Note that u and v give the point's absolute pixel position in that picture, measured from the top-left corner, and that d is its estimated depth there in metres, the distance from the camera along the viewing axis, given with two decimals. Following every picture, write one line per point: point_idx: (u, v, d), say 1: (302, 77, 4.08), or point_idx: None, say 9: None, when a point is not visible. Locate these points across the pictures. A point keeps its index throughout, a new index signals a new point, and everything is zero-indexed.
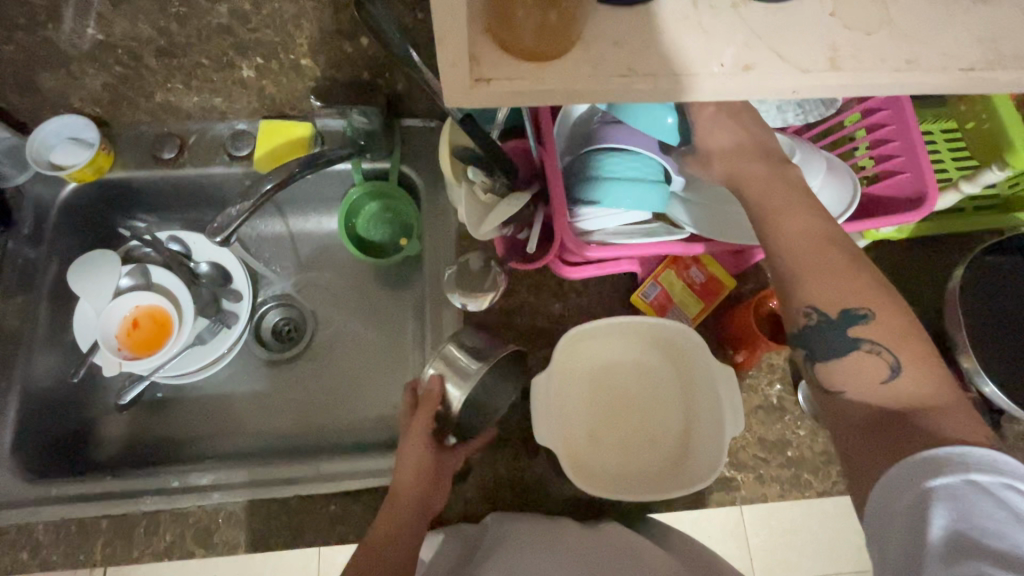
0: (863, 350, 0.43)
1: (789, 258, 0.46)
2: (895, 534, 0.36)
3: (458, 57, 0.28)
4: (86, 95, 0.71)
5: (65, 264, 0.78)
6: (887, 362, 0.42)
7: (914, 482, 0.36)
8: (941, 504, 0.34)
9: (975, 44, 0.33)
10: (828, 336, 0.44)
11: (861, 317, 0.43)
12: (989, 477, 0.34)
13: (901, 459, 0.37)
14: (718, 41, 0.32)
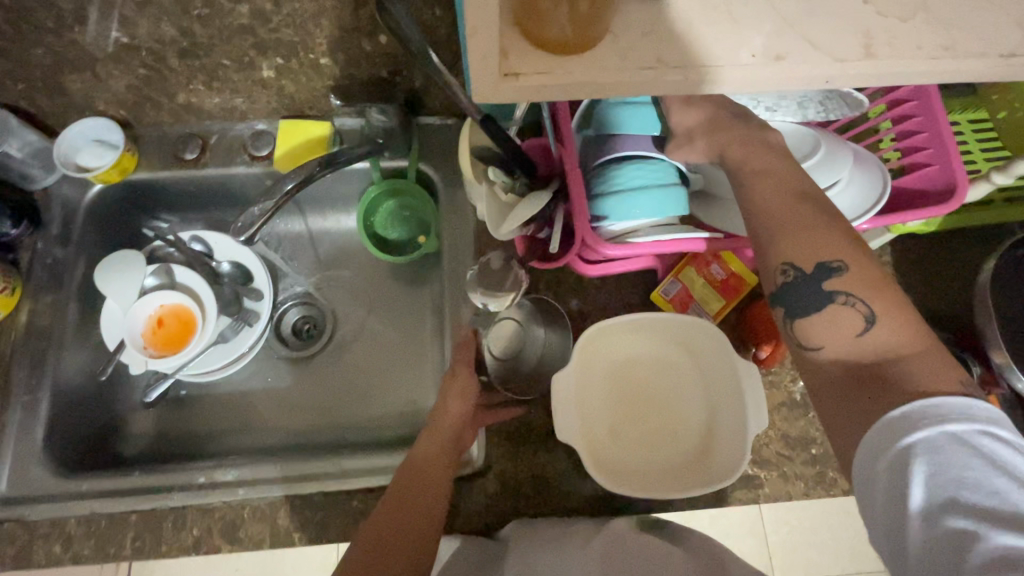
0: (839, 303, 0.46)
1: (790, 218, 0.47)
2: (880, 487, 0.39)
3: (489, 51, 0.27)
4: (111, 97, 0.73)
5: (91, 263, 0.78)
6: (862, 314, 0.45)
7: (895, 439, 0.39)
8: (920, 456, 0.37)
9: (1015, 29, 0.32)
10: (809, 294, 0.47)
11: (837, 271, 0.46)
12: (961, 427, 0.38)
13: (880, 419, 0.41)
14: (749, 30, 0.31)
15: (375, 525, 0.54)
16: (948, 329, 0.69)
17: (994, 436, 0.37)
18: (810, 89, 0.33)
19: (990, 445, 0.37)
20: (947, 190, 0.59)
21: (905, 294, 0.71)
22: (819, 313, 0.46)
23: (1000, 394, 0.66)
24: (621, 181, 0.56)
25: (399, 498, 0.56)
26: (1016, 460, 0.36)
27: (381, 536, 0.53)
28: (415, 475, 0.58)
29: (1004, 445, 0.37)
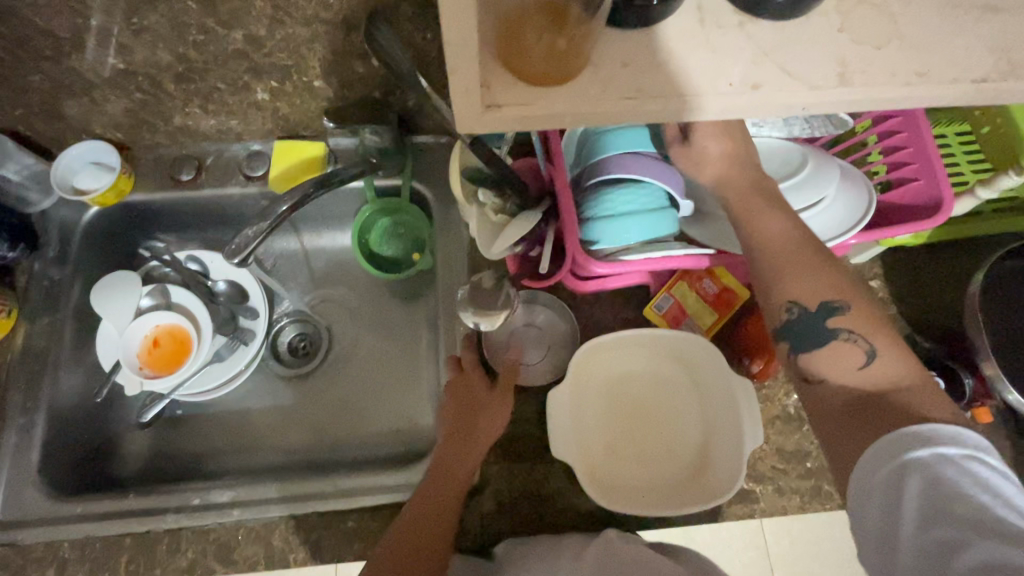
0: (840, 339, 0.47)
1: (789, 253, 0.51)
2: (871, 505, 0.40)
3: (470, 86, 0.28)
4: (108, 121, 0.74)
5: (88, 284, 0.79)
6: (861, 349, 0.46)
7: (886, 460, 0.39)
8: (911, 476, 0.38)
9: (987, 55, 0.33)
10: (810, 328, 0.48)
11: (839, 309, 0.48)
12: (951, 450, 0.38)
13: (877, 441, 0.41)
14: (726, 60, 0.32)
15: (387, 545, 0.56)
16: (941, 341, 0.70)
17: (984, 461, 0.37)
18: (788, 115, 0.33)
19: (980, 469, 0.37)
20: (933, 205, 0.60)
21: (897, 306, 0.71)
22: (820, 347, 0.48)
23: (993, 405, 0.65)
24: (618, 207, 0.57)
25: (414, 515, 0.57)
26: (1006, 484, 0.36)
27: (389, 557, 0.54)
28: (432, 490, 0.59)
29: (994, 469, 0.37)
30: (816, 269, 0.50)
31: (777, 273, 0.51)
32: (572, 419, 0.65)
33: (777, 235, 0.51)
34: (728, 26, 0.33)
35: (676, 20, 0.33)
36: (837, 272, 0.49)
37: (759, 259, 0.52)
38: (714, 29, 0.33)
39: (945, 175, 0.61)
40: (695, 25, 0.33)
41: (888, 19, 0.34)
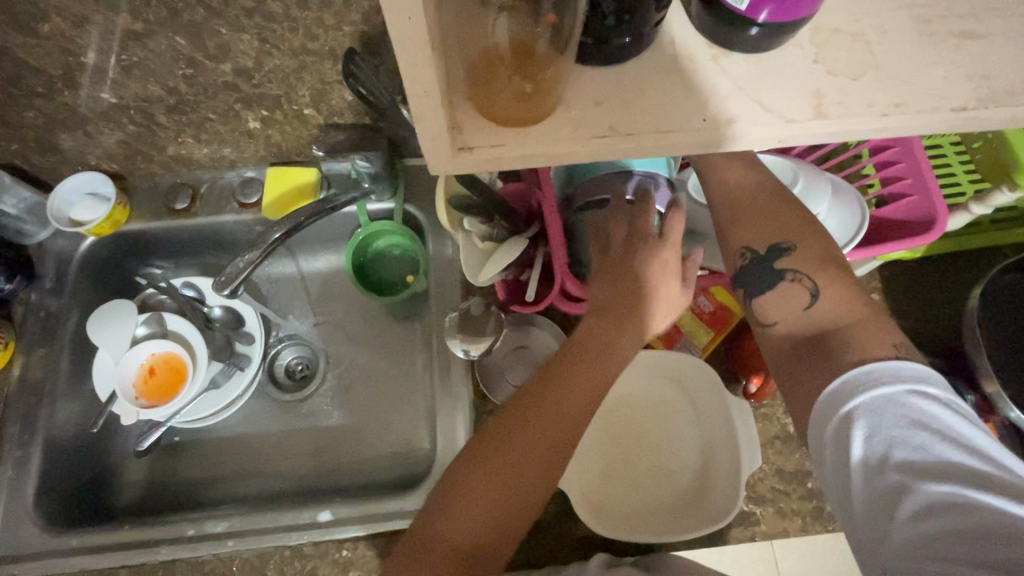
0: (788, 281, 0.48)
1: (773, 219, 0.50)
2: (827, 456, 0.40)
3: (437, 132, 0.28)
4: (102, 152, 0.74)
5: (85, 313, 0.79)
6: (807, 290, 0.47)
7: (834, 407, 0.40)
8: (858, 420, 0.39)
9: (965, 82, 0.33)
10: (760, 274, 0.49)
11: (787, 251, 0.48)
12: (891, 388, 0.39)
13: (823, 387, 0.42)
14: (701, 94, 0.32)
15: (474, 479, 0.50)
16: (941, 355, 0.68)
17: (926, 395, 0.38)
18: (764, 147, 0.33)
19: (922, 404, 0.38)
20: (926, 221, 0.59)
21: (897, 320, 0.70)
22: (770, 292, 0.48)
23: (998, 421, 0.64)
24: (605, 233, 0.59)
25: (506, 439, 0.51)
26: (947, 414, 0.37)
27: (476, 498, 0.49)
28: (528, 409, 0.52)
29: (934, 401, 0.38)
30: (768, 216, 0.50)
31: (732, 220, 0.51)
32: None
33: (784, 227, 0.49)
34: (701, 60, 0.33)
35: (651, 54, 0.33)
36: (790, 215, 0.50)
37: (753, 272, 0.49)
38: (688, 64, 0.33)
39: (939, 190, 0.61)
40: (669, 60, 0.33)
41: (864, 48, 0.33)
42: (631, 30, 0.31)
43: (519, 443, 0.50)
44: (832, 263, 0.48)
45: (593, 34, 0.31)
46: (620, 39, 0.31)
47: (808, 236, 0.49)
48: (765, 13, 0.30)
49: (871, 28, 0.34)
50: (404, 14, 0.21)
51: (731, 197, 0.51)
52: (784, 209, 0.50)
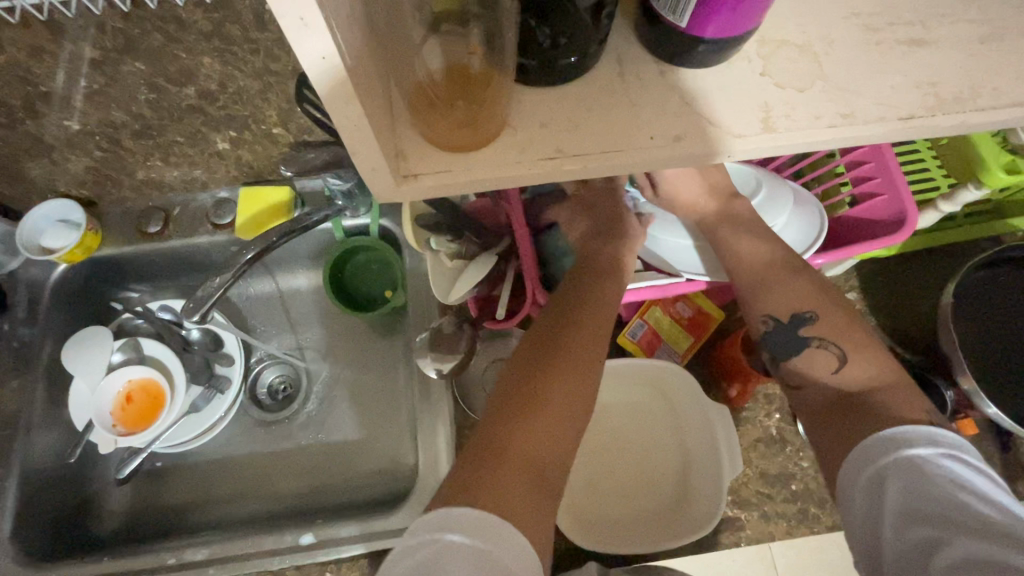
0: (813, 347, 0.48)
1: (786, 285, 0.52)
2: (858, 509, 0.39)
3: (376, 164, 0.28)
4: (71, 179, 0.74)
5: (59, 341, 0.78)
6: (834, 355, 0.47)
7: (869, 460, 0.40)
8: (893, 473, 0.38)
9: (913, 91, 0.32)
10: (782, 339, 0.50)
11: (809, 319, 0.49)
12: (923, 450, 0.38)
13: (857, 443, 0.41)
14: (648, 113, 0.32)
15: (495, 435, 0.41)
16: (918, 351, 0.69)
17: (961, 460, 0.38)
18: (715, 162, 0.33)
19: (953, 467, 0.37)
20: (896, 220, 0.59)
21: (876, 318, 0.70)
22: (797, 357, 0.49)
23: (977, 416, 0.64)
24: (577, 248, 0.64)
25: (530, 376, 0.45)
26: (983, 481, 0.37)
27: (497, 468, 0.39)
28: (549, 342, 0.47)
29: (967, 467, 0.38)
30: (787, 284, 0.52)
31: (752, 289, 0.53)
32: None
33: (796, 296, 0.51)
34: (649, 77, 0.33)
35: (598, 72, 0.33)
36: (804, 282, 0.51)
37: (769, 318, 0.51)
38: (635, 81, 0.33)
39: (908, 189, 0.61)
40: (616, 77, 0.33)
41: (812, 59, 0.33)
42: (576, 50, 0.30)
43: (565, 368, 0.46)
44: (853, 323, 0.49)
45: (538, 57, 0.30)
46: (566, 59, 0.30)
47: (827, 303, 0.50)
48: (710, 31, 0.29)
49: (819, 40, 0.34)
50: (318, 54, 0.20)
51: (747, 266, 0.54)
52: (797, 277, 0.52)
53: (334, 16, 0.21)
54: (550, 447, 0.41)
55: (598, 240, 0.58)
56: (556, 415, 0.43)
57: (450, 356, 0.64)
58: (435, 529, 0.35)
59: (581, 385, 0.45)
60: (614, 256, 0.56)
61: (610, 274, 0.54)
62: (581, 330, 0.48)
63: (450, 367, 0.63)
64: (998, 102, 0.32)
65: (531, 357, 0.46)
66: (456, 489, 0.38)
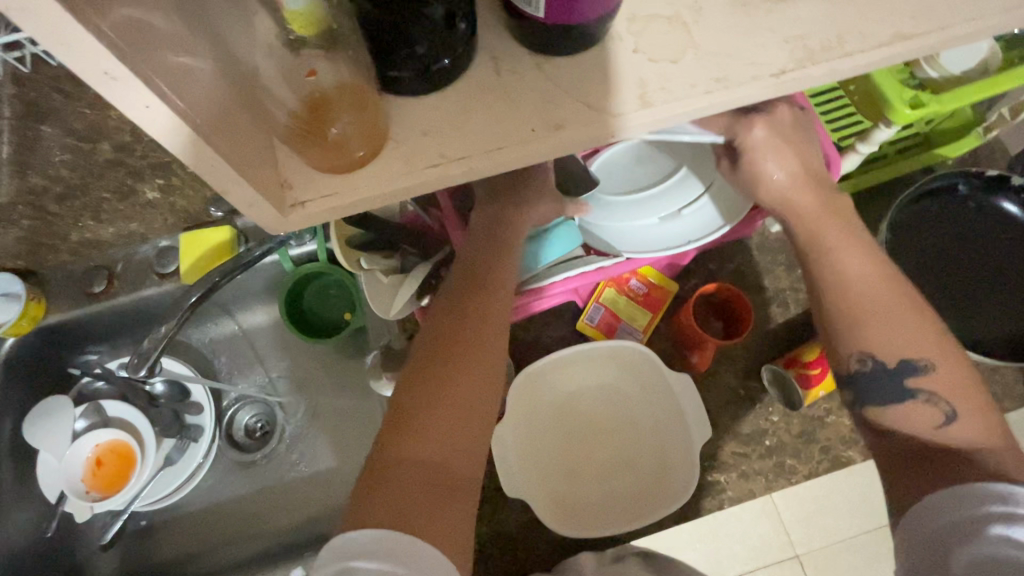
0: (919, 401, 0.46)
1: (879, 305, 0.47)
2: (920, 548, 0.40)
3: (253, 199, 0.27)
4: (2, 252, 0.71)
5: (19, 418, 0.74)
6: (942, 411, 0.45)
7: (938, 512, 0.39)
8: (968, 531, 0.38)
9: (782, 46, 0.33)
10: (878, 382, 0.47)
11: (922, 368, 0.46)
12: (997, 510, 0.37)
13: (931, 494, 0.41)
14: (527, 106, 0.32)
15: (395, 454, 0.39)
16: None
17: None
18: (605, 144, 0.33)
19: None
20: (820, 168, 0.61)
21: None
22: (896, 404, 0.46)
23: None
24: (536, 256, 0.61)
25: (426, 377, 0.42)
26: None
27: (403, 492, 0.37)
28: (447, 340, 0.44)
29: None
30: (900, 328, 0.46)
31: (853, 315, 0.48)
32: (521, 451, 0.66)
33: (877, 310, 0.47)
34: (525, 70, 0.33)
35: (475, 72, 0.33)
36: (916, 326, 0.47)
37: (835, 311, 0.48)
38: (511, 76, 0.33)
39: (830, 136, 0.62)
40: (493, 75, 0.33)
41: (682, 29, 0.34)
42: (445, 54, 0.30)
43: (490, 351, 0.44)
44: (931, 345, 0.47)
45: (408, 67, 0.30)
46: (438, 64, 0.31)
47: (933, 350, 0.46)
48: (579, 17, 0.29)
49: (687, 9, 0.34)
50: (141, 104, 0.20)
51: (854, 283, 0.48)
52: (905, 304, 0.47)
53: (156, 64, 0.20)
54: (456, 457, 0.40)
55: (491, 208, 0.52)
56: (463, 411, 0.41)
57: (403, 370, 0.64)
58: (338, 561, 0.33)
59: (485, 379, 0.43)
60: (501, 220, 0.51)
61: (508, 244, 0.50)
62: (484, 317, 0.45)
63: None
64: (865, 45, 0.33)
65: (428, 355, 0.43)
66: (358, 515, 0.36)
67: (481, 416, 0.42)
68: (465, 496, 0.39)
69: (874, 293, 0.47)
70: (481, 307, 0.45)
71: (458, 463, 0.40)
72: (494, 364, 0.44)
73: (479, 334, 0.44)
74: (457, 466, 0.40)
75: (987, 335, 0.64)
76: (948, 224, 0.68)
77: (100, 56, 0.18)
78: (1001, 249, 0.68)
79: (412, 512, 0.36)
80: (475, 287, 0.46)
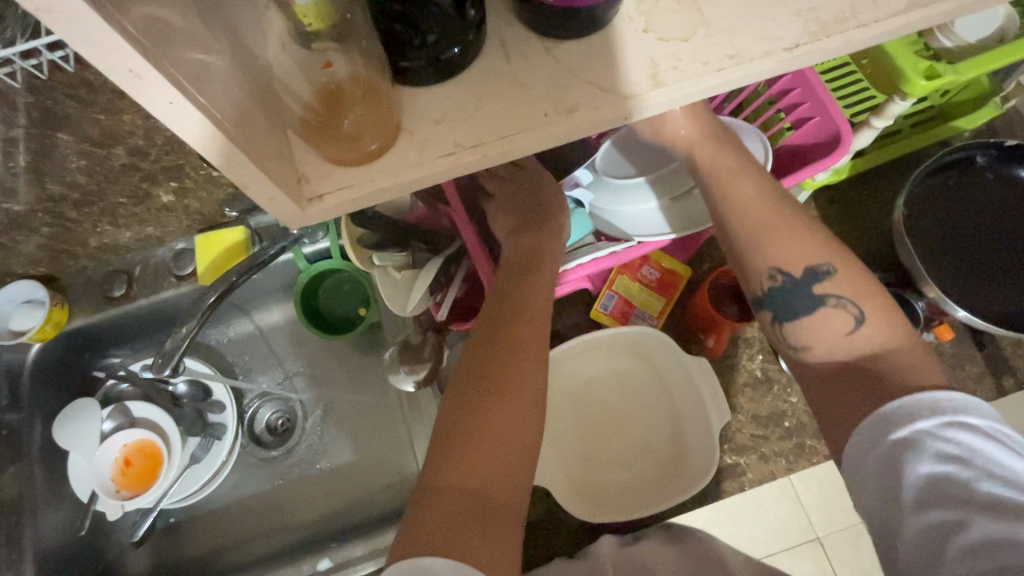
0: (830, 306, 0.45)
1: (769, 224, 0.47)
2: (867, 484, 0.39)
3: (273, 193, 0.28)
4: (25, 260, 0.73)
5: (48, 421, 0.76)
6: (852, 315, 0.45)
7: (877, 437, 0.39)
8: (907, 450, 0.37)
9: (794, 20, 0.33)
10: (792, 298, 0.47)
11: (826, 274, 0.46)
12: (923, 423, 0.37)
13: (865, 419, 0.40)
14: (538, 91, 0.32)
15: (441, 472, 0.39)
16: (886, 269, 0.69)
17: (967, 426, 0.36)
18: (619, 126, 0.33)
19: (963, 437, 0.36)
20: (833, 140, 0.59)
21: (843, 244, 0.70)
22: (808, 316, 0.46)
23: (953, 321, 0.65)
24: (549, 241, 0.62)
25: (467, 395, 0.42)
26: (992, 447, 0.36)
27: (452, 507, 0.37)
28: (483, 356, 0.45)
29: (975, 432, 0.36)
30: (798, 233, 0.47)
31: (760, 242, 0.48)
32: (548, 453, 0.66)
33: (773, 225, 0.47)
34: (535, 55, 0.33)
35: (485, 59, 0.33)
36: (815, 237, 0.47)
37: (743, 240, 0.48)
38: (521, 62, 0.33)
39: (840, 107, 0.60)
40: (503, 61, 0.33)
41: (692, 7, 0.33)
42: (456, 42, 0.31)
43: (520, 355, 0.45)
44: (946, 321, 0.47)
45: (419, 57, 0.30)
46: (450, 52, 0.31)
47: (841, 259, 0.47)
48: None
49: None
50: (163, 101, 0.20)
51: (753, 214, 0.48)
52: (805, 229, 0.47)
53: (175, 60, 0.21)
54: (502, 463, 0.40)
55: (521, 232, 0.53)
56: (505, 420, 0.41)
57: (420, 364, 0.64)
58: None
59: (524, 401, 0.43)
60: (538, 239, 0.53)
61: (541, 264, 0.51)
62: (521, 332, 0.46)
63: (424, 373, 0.64)
64: (878, 14, 0.33)
65: (467, 374, 0.44)
66: (411, 535, 0.36)
67: (521, 423, 0.42)
68: (508, 523, 0.38)
69: (772, 220, 0.47)
70: (512, 316, 0.47)
71: (502, 468, 0.40)
72: (531, 368, 0.44)
73: (509, 341, 0.45)
74: (500, 493, 0.39)
75: (1009, 308, 0.63)
76: (965, 199, 0.67)
77: (124, 53, 0.18)
78: (1022, 221, 0.66)
79: (461, 526, 0.36)
80: (511, 300, 0.48)
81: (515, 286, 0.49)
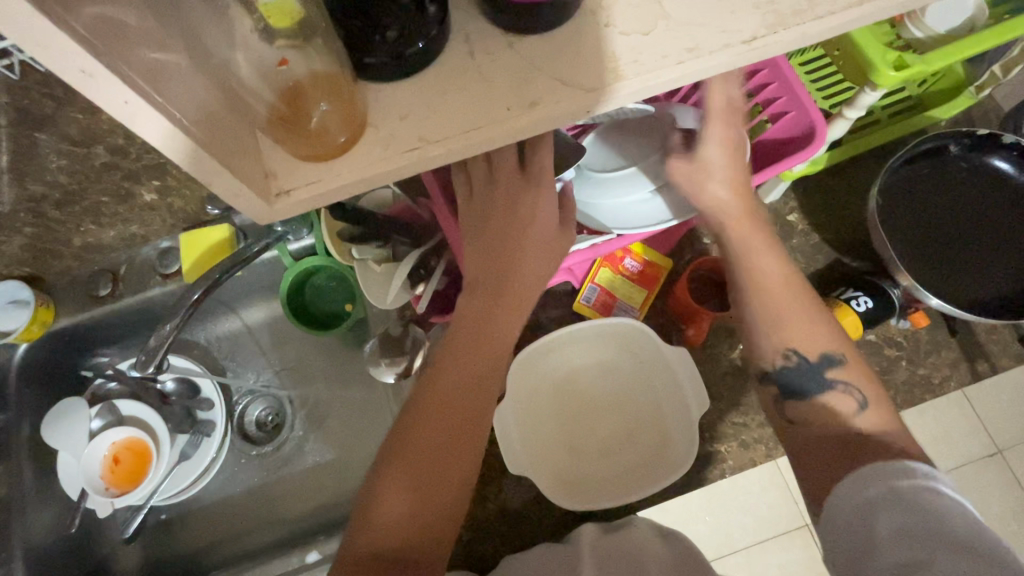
0: (837, 390, 0.49)
1: (787, 303, 0.52)
2: (842, 540, 0.40)
3: (238, 189, 0.28)
4: (9, 260, 0.73)
5: (37, 420, 0.76)
6: (855, 399, 0.48)
7: (853, 495, 0.40)
8: (879, 507, 0.38)
9: (753, 12, 0.33)
10: (804, 375, 0.50)
11: (837, 361, 0.50)
12: (899, 483, 0.39)
13: (844, 478, 0.42)
14: (502, 85, 0.32)
15: (397, 468, 0.43)
16: (863, 259, 0.70)
17: (939, 492, 0.38)
18: (582, 118, 0.34)
19: (934, 499, 0.37)
20: (807, 132, 0.60)
21: (820, 234, 0.71)
22: (819, 396, 0.49)
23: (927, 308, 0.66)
24: None
25: (430, 394, 0.45)
26: (963, 515, 0.36)
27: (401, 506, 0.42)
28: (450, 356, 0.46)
29: (948, 499, 0.37)
30: (810, 318, 0.51)
31: (774, 318, 0.52)
32: (530, 439, 0.67)
33: (789, 307, 0.52)
34: (498, 50, 0.33)
35: (449, 54, 0.33)
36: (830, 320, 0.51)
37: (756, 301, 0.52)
38: (485, 57, 0.33)
39: (814, 100, 0.61)
40: (468, 57, 0.33)
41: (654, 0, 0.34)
42: (419, 37, 0.31)
43: (482, 360, 0.46)
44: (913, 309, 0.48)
45: (382, 53, 0.31)
46: (413, 47, 0.31)
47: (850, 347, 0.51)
48: None
49: None
50: (119, 100, 0.21)
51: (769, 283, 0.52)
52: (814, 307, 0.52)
53: (130, 59, 0.21)
54: (452, 467, 0.43)
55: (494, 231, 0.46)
56: (461, 424, 0.44)
57: (400, 357, 0.66)
58: None
59: (480, 406, 0.45)
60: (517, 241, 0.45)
61: (516, 267, 0.46)
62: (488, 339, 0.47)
63: (403, 365, 0.66)
64: (835, 5, 0.33)
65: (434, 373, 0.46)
66: (365, 528, 0.42)
67: (476, 427, 0.45)
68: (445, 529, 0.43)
69: (791, 297, 0.52)
70: (482, 320, 0.46)
71: (452, 471, 0.43)
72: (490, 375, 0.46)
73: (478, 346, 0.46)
74: (447, 496, 0.43)
75: (983, 294, 0.64)
76: (941, 189, 0.68)
77: (75, 55, 0.19)
78: (997, 209, 0.68)
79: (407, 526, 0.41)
80: (484, 308, 0.46)
81: (488, 283, 0.46)
